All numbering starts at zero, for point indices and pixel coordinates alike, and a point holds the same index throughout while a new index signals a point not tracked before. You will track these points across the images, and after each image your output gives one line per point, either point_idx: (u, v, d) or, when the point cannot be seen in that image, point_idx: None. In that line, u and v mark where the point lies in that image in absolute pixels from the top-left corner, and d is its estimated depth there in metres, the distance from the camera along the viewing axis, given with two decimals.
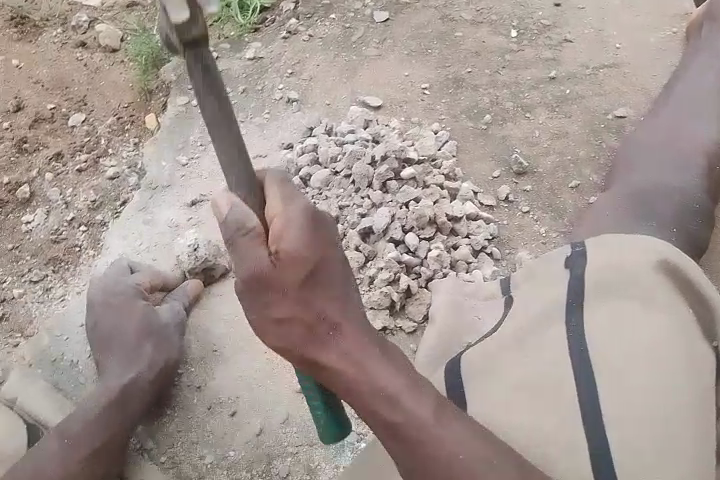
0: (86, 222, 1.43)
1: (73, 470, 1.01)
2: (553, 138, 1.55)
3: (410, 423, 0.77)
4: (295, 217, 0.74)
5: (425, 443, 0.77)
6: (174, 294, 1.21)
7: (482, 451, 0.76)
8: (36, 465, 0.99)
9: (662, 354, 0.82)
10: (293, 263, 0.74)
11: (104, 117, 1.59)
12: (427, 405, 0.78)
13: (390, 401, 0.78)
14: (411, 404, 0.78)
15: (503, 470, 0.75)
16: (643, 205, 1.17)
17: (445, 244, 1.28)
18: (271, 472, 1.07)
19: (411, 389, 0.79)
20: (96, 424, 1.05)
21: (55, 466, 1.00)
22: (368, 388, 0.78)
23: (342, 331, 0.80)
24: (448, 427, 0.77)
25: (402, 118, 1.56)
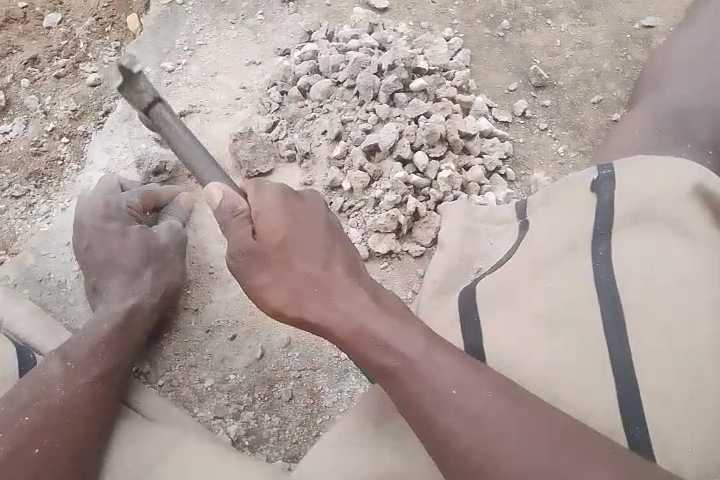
0: (67, 134, 1.33)
1: (72, 393, 0.89)
2: (575, 48, 1.41)
3: (403, 365, 0.74)
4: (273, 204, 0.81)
5: (417, 385, 0.73)
6: (170, 213, 1.11)
7: (475, 385, 0.71)
8: (38, 387, 0.87)
9: (695, 284, 0.75)
10: (269, 236, 0.80)
11: (82, 18, 1.44)
12: (415, 344, 0.75)
13: (384, 340, 0.75)
14: (399, 344, 0.75)
15: (496, 406, 0.70)
16: (672, 128, 1.06)
17: (456, 165, 1.18)
18: (274, 395, 1.00)
19: (400, 331, 0.76)
20: (96, 341, 0.95)
21: (56, 389, 0.88)
22: (359, 327, 0.77)
23: (325, 280, 0.80)
24: (438, 366, 0.73)
25: (411, 23, 1.40)
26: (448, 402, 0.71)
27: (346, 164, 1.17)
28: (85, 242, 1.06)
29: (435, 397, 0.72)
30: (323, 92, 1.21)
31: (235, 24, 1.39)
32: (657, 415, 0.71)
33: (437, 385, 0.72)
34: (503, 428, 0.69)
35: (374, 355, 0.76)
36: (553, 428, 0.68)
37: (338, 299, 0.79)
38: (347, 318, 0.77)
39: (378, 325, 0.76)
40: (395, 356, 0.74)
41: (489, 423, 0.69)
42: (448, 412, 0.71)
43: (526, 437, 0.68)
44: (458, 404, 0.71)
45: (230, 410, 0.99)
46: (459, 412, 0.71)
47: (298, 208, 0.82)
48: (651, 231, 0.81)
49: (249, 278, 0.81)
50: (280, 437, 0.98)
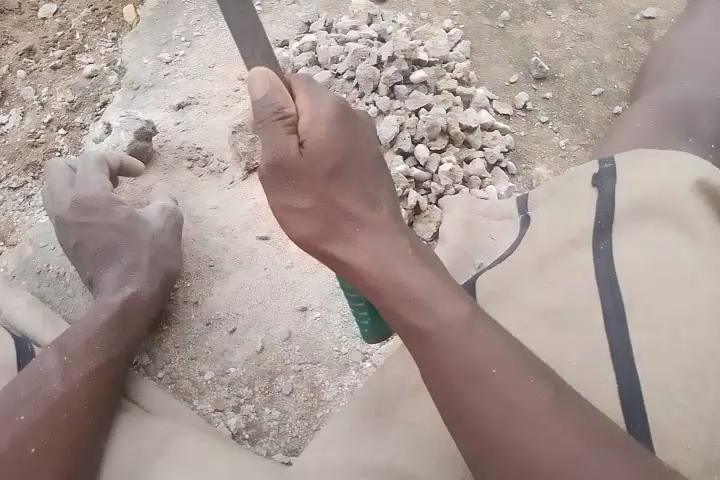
0: (64, 125, 1.33)
1: (71, 386, 0.89)
2: (576, 40, 1.40)
3: (438, 329, 0.68)
4: (323, 113, 0.74)
5: (447, 348, 0.67)
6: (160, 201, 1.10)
7: (518, 367, 0.64)
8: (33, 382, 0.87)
9: (696, 280, 0.76)
10: (318, 154, 0.73)
11: (78, 9, 1.46)
12: (458, 311, 0.68)
13: (422, 300, 0.70)
14: (440, 308, 0.69)
15: (534, 394, 0.63)
16: (679, 121, 1.04)
17: (457, 157, 1.17)
18: (274, 389, 1.00)
19: (441, 294, 0.70)
20: (93, 334, 0.95)
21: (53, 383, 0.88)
22: (396, 280, 0.72)
23: (365, 226, 0.75)
24: (479, 339, 0.66)
25: (411, 14, 1.39)
26: (484, 378, 0.65)
27: None
28: (81, 231, 1.04)
29: (462, 362, 0.66)
30: (323, 84, 1.20)
31: (233, 15, 1.37)
32: (657, 409, 0.69)
33: (469, 355, 0.66)
34: (528, 410, 0.62)
35: (407, 313, 0.70)
36: (584, 424, 0.61)
37: (377, 248, 0.74)
38: (384, 270, 0.72)
39: (418, 284, 0.71)
40: (429, 318, 0.68)
41: (512, 402, 0.63)
42: (481, 389, 0.64)
43: (559, 427, 0.61)
44: (485, 376, 0.64)
45: (229, 403, 0.99)
46: (494, 389, 0.64)
47: (353, 139, 0.76)
48: (654, 226, 0.81)
49: (281, 188, 0.74)
50: (280, 431, 0.97)
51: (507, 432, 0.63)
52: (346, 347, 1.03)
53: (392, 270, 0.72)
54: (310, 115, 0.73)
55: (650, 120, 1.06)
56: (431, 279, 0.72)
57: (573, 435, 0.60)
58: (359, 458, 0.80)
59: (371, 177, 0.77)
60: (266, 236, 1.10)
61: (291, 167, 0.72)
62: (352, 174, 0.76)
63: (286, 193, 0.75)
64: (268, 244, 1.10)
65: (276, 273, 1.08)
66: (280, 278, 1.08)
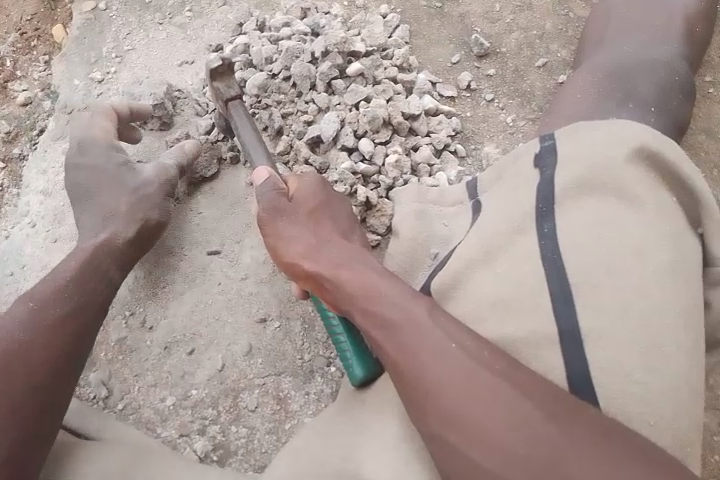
0: (3, 158, 1.29)
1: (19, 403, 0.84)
2: (515, 11, 1.38)
3: (403, 317, 0.72)
4: (309, 178, 0.91)
5: (420, 342, 0.70)
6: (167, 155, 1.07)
7: (473, 346, 0.69)
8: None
9: (640, 251, 0.75)
10: (305, 200, 0.89)
11: (6, 34, 1.41)
12: (419, 303, 0.74)
13: (387, 294, 0.75)
14: (403, 301, 0.74)
15: (491, 370, 0.67)
16: (615, 85, 1.03)
17: (404, 147, 1.15)
18: (240, 406, 0.98)
19: (402, 288, 0.76)
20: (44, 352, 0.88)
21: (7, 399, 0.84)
22: (368, 283, 0.77)
23: (339, 247, 0.84)
24: (438, 324, 0.71)
25: (345, 3, 1.36)
26: (445, 354, 0.69)
27: (291, 159, 1.14)
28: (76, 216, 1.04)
29: (431, 352, 0.69)
30: (260, 86, 1.16)
31: (162, 24, 1.33)
32: (615, 394, 0.69)
33: (430, 339, 0.70)
34: (494, 396, 0.65)
35: (376, 307, 0.75)
36: (542, 400, 0.64)
37: (352, 262, 0.81)
38: (358, 277, 0.78)
39: (386, 284, 0.77)
40: (394, 308, 0.74)
41: (479, 389, 0.66)
42: (443, 366, 0.68)
43: (517, 397, 0.65)
44: (453, 365, 0.68)
45: (195, 426, 0.97)
46: (456, 365, 0.68)
47: (332, 197, 0.92)
48: (596, 201, 0.79)
49: (274, 226, 0.87)
50: (249, 448, 0.96)
51: (477, 418, 0.65)
52: (309, 354, 1.02)
53: (364, 278, 0.78)
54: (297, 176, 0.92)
55: (588, 88, 1.05)
56: (403, 285, 0.76)
57: (537, 409, 0.64)
58: (316, 462, 0.79)
59: (347, 224, 0.91)
60: (217, 251, 1.08)
61: (284, 209, 0.88)
62: (329, 216, 0.89)
63: (277, 230, 0.87)
64: (220, 258, 1.07)
65: (231, 287, 1.05)
66: (235, 291, 1.05)
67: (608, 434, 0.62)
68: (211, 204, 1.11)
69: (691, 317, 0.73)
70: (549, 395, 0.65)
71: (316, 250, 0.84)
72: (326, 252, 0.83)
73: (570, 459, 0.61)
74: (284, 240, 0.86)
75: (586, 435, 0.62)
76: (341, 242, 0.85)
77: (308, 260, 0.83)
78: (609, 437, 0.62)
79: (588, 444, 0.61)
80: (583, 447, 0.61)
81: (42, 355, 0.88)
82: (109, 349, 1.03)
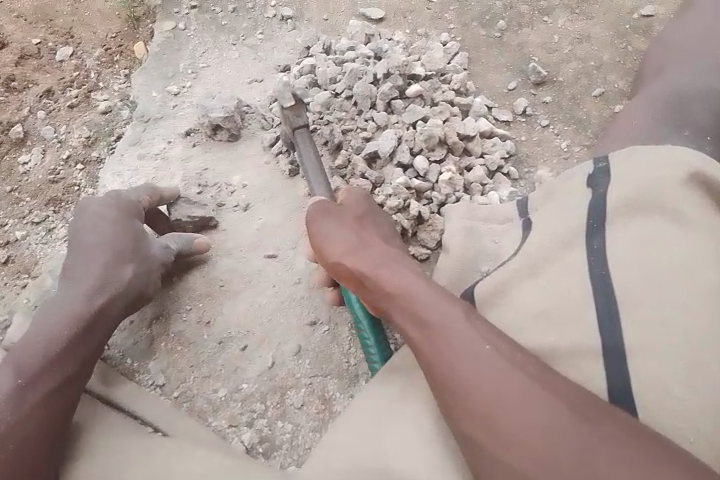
0: (82, 160, 1.40)
1: (37, 416, 0.88)
2: (574, 42, 1.41)
3: (441, 317, 0.76)
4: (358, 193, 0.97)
5: (456, 339, 0.73)
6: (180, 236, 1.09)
7: (508, 350, 0.71)
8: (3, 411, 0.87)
9: (689, 268, 0.76)
10: (354, 208, 0.95)
11: (92, 49, 1.53)
12: (459, 305, 0.77)
13: (426, 295, 0.79)
14: (444, 302, 0.77)
15: (525, 373, 0.69)
16: (672, 114, 1.04)
17: (457, 166, 1.18)
18: (286, 403, 1.02)
19: (442, 291, 0.79)
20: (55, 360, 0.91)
21: (20, 411, 0.88)
22: (409, 284, 0.81)
23: (383, 251, 0.88)
24: (475, 326, 0.74)
25: (407, 31, 1.43)
26: (481, 354, 0.71)
27: (349, 172, 1.19)
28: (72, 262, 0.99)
29: (468, 351, 0.72)
30: (323, 104, 1.23)
31: (235, 44, 1.43)
32: (657, 409, 0.69)
33: (468, 339, 0.73)
34: (528, 394, 0.67)
35: (416, 305, 0.78)
36: (577, 405, 0.66)
37: (393, 263, 0.85)
38: (400, 278, 0.82)
39: (427, 287, 0.80)
40: (434, 308, 0.77)
41: (513, 387, 0.68)
42: (479, 365, 0.70)
43: (551, 399, 0.66)
44: (488, 362, 0.70)
45: (243, 419, 1.01)
46: (490, 364, 0.70)
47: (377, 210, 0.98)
48: (646, 221, 0.81)
49: (324, 224, 0.92)
50: (294, 444, 0.99)
51: (510, 415, 0.67)
52: (355, 358, 1.05)
53: (404, 278, 0.82)
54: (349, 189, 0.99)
55: (644, 116, 1.06)
56: (442, 289, 0.79)
57: (572, 411, 0.65)
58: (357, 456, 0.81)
59: (389, 235, 0.95)
60: (273, 254, 1.13)
61: (333, 211, 0.93)
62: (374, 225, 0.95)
63: (324, 230, 0.92)
64: (275, 262, 1.13)
65: (285, 289, 1.10)
66: (288, 294, 1.10)
67: (643, 440, 0.62)
68: (271, 211, 1.17)
69: None
70: (587, 401, 0.66)
71: (361, 251, 0.88)
72: (369, 252, 0.88)
73: (604, 461, 0.61)
74: (330, 240, 0.91)
75: (621, 438, 0.62)
76: (384, 247, 0.89)
77: (351, 258, 0.88)
78: (646, 443, 0.62)
79: (623, 447, 0.62)
80: (617, 449, 0.61)
81: (61, 365, 0.91)
82: (168, 341, 1.08)
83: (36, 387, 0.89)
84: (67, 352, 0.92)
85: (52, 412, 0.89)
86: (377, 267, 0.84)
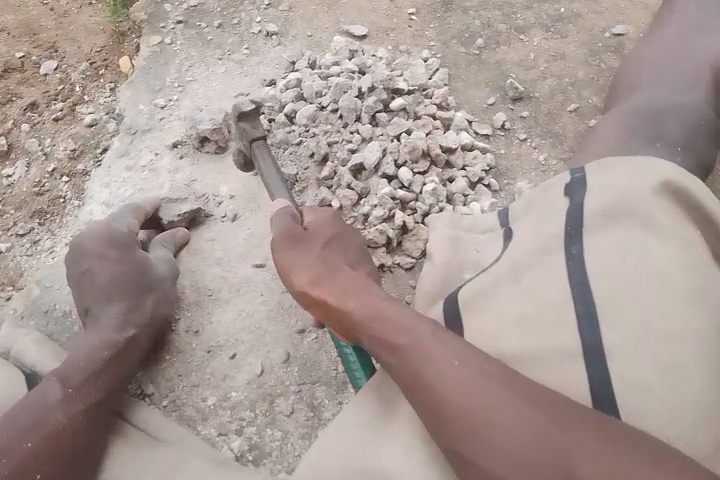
0: (67, 172, 1.40)
1: (74, 422, 0.92)
2: (549, 60, 1.48)
3: (411, 339, 0.78)
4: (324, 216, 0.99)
5: (425, 362, 0.75)
6: (163, 240, 1.16)
7: (476, 359, 0.75)
8: (38, 415, 0.90)
9: (662, 274, 0.80)
10: (320, 232, 0.96)
11: (77, 63, 1.54)
12: (424, 324, 0.79)
13: (394, 319, 0.81)
14: (411, 324, 0.80)
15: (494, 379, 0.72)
16: (643, 129, 1.10)
17: (440, 178, 1.22)
18: (275, 410, 1.03)
19: (409, 313, 0.82)
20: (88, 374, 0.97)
21: (59, 416, 0.91)
22: (376, 309, 0.83)
23: (348, 275, 0.90)
24: (442, 342, 0.77)
25: (390, 48, 1.47)
26: (450, 370, 0.74)
27: (335, 183, 1.22)
28: (87, 305, 1.06)
29: (438, 368, 0.75)
30: (309, 117, 1.26)
31: (222, 59, 1.46)
32: (636, 407, 0.73)
33: (437, 354, 0.76)
34: (501, 401, 0.70)
35: (384, 332, 0.81)
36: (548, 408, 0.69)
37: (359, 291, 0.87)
38: (366, 302, 0.84)
39: (395, 311, 0.83)
40: (402, 331, 0.79)
41: (487, 397, 0.71)
42: (449, 379, 0.73)
43: (522, 405, 0.70)
44: (460, 379, 0.73)
45: (233, 427, 1.02)
46: (458, 378, 0.73)
47: (345, 229, 0.99)
48: (621, 229, 0.86)
49: (290, 252, 0.94)
50: (283, 451, 1.00)
51: (487, 425, 0.70)
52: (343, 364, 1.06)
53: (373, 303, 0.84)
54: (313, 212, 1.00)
55: (617, 130, 1.12)
56: (408, 310, 0.82)
57: (546, 413, 0.69)
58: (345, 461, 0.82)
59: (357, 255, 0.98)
60: (261, 264, 1.15)
61: (299, 239, 0.95)
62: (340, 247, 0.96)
63: (292, 257, 0.94)
64: (264, 271, 1.15)
65: (273, 298, 1.12)
66: (277, 302, 1.12)
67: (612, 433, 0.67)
68: (258, 222, 1.20)
69: (713, 339, 0.77)
70: (557, 403, 0.70)
71: (327, 278, 0.90)
72: (337, 278, 0.90)
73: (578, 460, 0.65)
74: (297, 266, 0.93)
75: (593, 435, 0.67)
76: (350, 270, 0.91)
77: (318, 287, 0.89)
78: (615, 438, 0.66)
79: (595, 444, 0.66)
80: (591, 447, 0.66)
81: (105, 379, 0.98)
82: (156, 350, 1.09)
83: (78, 397, 0.94)
84: (105, 371, 0.98)
85: (91, 427, 0.93)
86: (346, 294, 0.87)
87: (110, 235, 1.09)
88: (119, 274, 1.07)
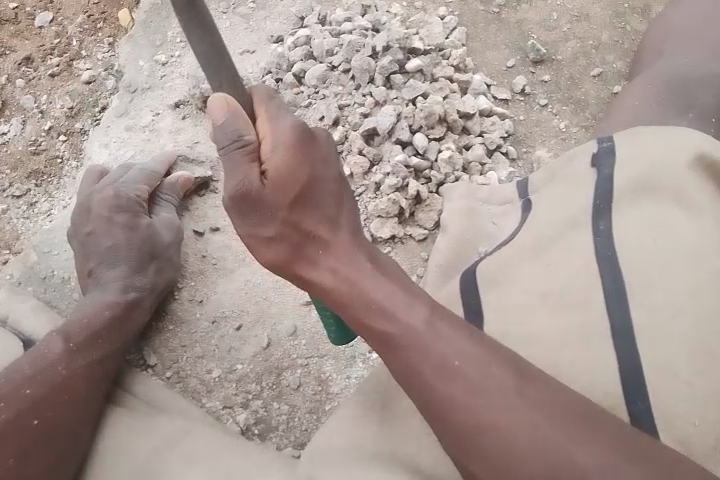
0: (65, 132, 1.34)
1: (75, 379, 0.89)
2: (573, 21, 1.39)
3: (406, 335, 0.71)
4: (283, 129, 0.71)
5: (422, 361, 0.70)
6: (165, 193, 1.09)
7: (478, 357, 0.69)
8: (38, 369, 0.87)
9: (698, 255, 0.75)
10: (284, 182, 0.71)
11: (74, 15, 1.46)
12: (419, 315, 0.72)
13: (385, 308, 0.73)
14: (403, 315, 0.72)
15: (500, 379, 0.68)
16: (678, 99, 1.03)
17: (456, 145, 1.17)
18: (282, 384, 1.01)
19: (403, 299, 0.74)
20: (88, 338, 0.94)
21: (62, 371, 0.89)
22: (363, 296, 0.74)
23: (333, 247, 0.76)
24: (441, 336, 0.71)
25: (405, 4, 1.38)
26: (451, 370, 0.69)
27: (345, 149, 1.16)
28: (90, 267, 1.03)
29: (437, 367, 0.69)
30: (319, 77, 1.19)
31: (226, 13, 1.37)
32: (664, 395, 0.70)
33: (437, 352, 0.70)
34: (506, 404, 0.66)
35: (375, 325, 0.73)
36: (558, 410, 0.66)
37: (343, 266, 0.75)
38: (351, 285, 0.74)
39: (389, 299, 0.74)
40: (395, 325, 0.72)
41: (491, 393, 0.67)
42: (449, 378, 0.68)
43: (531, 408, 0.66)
44: (463, 378, 0.68)
45: (239, 400, 1.00)
46: (458, 378, 0.68)
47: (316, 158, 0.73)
48: (653, 205, 0.81)
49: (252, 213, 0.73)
50: (290, 425, 0.98)
51: (494, 433, 0.66)
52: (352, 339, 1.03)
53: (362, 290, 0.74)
54: (272, 144, 0.70)
55: (646, 97, 1.06)
56: (399, 295, 0.74)
57: (552, 412, 0.65)
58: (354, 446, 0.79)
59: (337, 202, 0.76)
60: None
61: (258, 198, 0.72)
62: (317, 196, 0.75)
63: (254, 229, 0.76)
64: None
65: None
66: None
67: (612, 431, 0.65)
68: None
69: None
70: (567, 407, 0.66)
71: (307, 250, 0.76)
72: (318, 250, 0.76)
73: (579, 466, 0.63)
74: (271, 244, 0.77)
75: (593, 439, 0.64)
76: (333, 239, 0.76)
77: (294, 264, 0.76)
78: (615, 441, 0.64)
79: (604, 446, 0.64)
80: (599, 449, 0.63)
81: (112, 341, 0.96)
82: (160, 321, 1.06)
83: (83, 356, 0.92)
84: (108, 331, 0.95)
85: (93, 389, 0.91)
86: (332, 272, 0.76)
87: (113, 199, 1.04)
88: (122, 240, 1.03)
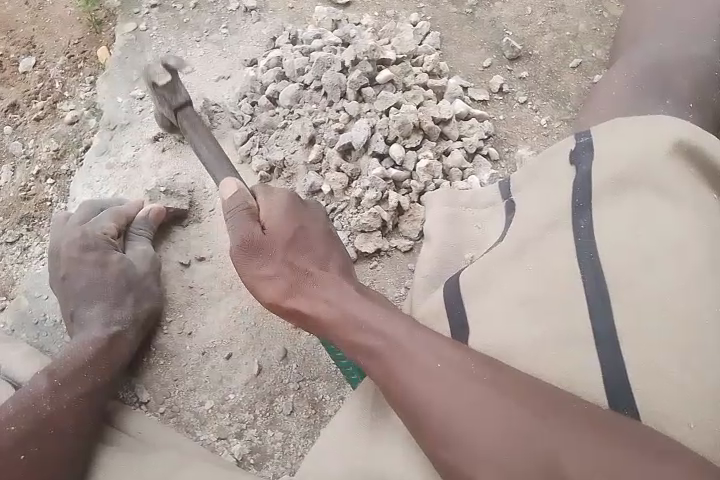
0: (52, 174, 1.36)
1: (61, 412, 0.91)
2: (548, 13, 1.37)
3: (388, 346, 0.73)
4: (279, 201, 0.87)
5: (402, 368, 0.72)
6: (138, 228, 1.10)
7: (455, 358, 0.70)
8: (22, 405, 0.89)
9: (682, 248, 0.73)
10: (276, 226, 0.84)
11: (55, 57, 1.47)
12: (398, 324, 0.75)
13: (367, 323, 0.76)
14: (384, 327, 0.75)
15: (476, 376, 0.69)
16: (653, 83, 1.00)
17: (435, 151, 1.15)
18: (275, 410, 1.00)
19: (386, 313, 0.77)
20: (74, 375, 0.95)
21: (48, 406, 0.91)
22: (347, 314, 0.77)
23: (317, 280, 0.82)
24: (419, 342, 0.72)
25: (376, 13, 1.37)
26: (429, 373, 0.70)
27: (323, 167, 1.15)
28: (74, 309, 1.04)
29: (416, 372, 0.71)
30: (292, 97, 1.19)
31: (200, 41, 1.38)
32: (651, 395, 0.67)
33: (415, 357, 0.72)
34: (482, 399, 0.67)
35: (359, 340, 0.75)
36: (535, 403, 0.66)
37: (328, 292, 0.80)
38: (334, 307, 0.78)
39: (368, 315, 0.76)
40: (377, 336, 0.74)
41: (468, 392, 0.68)
42: (427, 381, 0.70)
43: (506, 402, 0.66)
44: (440, 379, 0.69)
45: (233, 430, 0.99)
46: (436, 381, 0.70)
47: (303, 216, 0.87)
48: (633, 198, 0.78)
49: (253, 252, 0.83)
50: (285, 451, 0.97)
51: (472, 429, 0.66)
52: None
53: (345, 311, 0.78)
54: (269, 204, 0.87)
55: (623, 82, 1.03)
56: (381, 309, 0.77)
57: (525, 404, 0.66)
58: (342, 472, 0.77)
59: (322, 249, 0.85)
60: None
61: (258, 243, 0.83)
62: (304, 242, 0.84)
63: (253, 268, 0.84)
64: None
65: None
66: None
67: (592, 423, 0.63)
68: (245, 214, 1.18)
69: None
70: (542, 397, 0.66)
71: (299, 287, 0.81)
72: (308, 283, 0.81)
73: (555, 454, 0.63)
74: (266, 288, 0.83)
75: (568, 429, 0.63)
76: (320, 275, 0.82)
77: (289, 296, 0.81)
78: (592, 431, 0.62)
79: (580, 433, 0.63)
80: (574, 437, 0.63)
81: (100, 373, 0.97)
82: (151, 356, 1.06)
83: (70, 389, 0.93)
84: (93, 365, 0.97)
85: (83, 422, 0.92)
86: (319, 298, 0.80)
87: (87, 238, 1.05)
88: (101, 277, 1.04)
